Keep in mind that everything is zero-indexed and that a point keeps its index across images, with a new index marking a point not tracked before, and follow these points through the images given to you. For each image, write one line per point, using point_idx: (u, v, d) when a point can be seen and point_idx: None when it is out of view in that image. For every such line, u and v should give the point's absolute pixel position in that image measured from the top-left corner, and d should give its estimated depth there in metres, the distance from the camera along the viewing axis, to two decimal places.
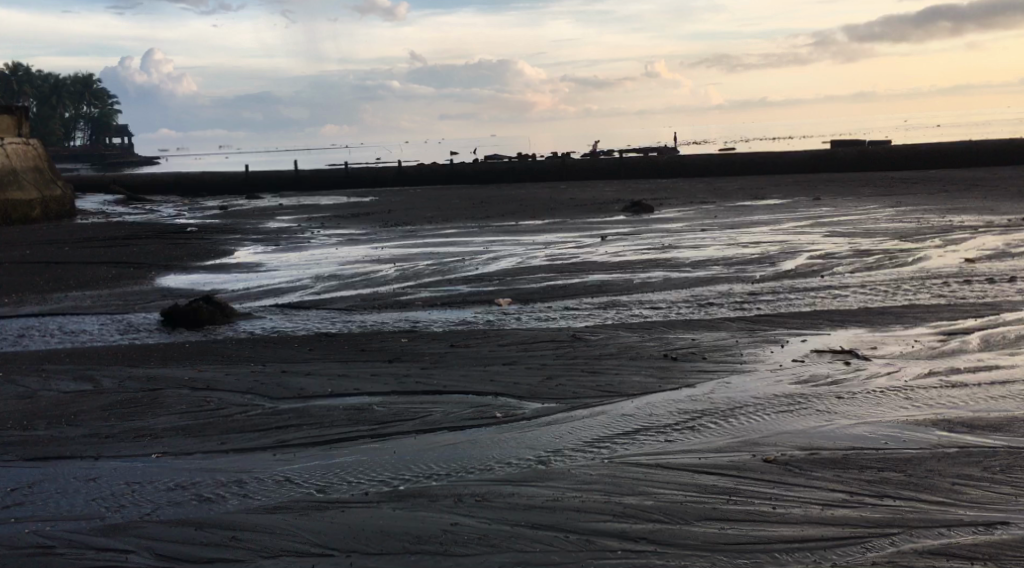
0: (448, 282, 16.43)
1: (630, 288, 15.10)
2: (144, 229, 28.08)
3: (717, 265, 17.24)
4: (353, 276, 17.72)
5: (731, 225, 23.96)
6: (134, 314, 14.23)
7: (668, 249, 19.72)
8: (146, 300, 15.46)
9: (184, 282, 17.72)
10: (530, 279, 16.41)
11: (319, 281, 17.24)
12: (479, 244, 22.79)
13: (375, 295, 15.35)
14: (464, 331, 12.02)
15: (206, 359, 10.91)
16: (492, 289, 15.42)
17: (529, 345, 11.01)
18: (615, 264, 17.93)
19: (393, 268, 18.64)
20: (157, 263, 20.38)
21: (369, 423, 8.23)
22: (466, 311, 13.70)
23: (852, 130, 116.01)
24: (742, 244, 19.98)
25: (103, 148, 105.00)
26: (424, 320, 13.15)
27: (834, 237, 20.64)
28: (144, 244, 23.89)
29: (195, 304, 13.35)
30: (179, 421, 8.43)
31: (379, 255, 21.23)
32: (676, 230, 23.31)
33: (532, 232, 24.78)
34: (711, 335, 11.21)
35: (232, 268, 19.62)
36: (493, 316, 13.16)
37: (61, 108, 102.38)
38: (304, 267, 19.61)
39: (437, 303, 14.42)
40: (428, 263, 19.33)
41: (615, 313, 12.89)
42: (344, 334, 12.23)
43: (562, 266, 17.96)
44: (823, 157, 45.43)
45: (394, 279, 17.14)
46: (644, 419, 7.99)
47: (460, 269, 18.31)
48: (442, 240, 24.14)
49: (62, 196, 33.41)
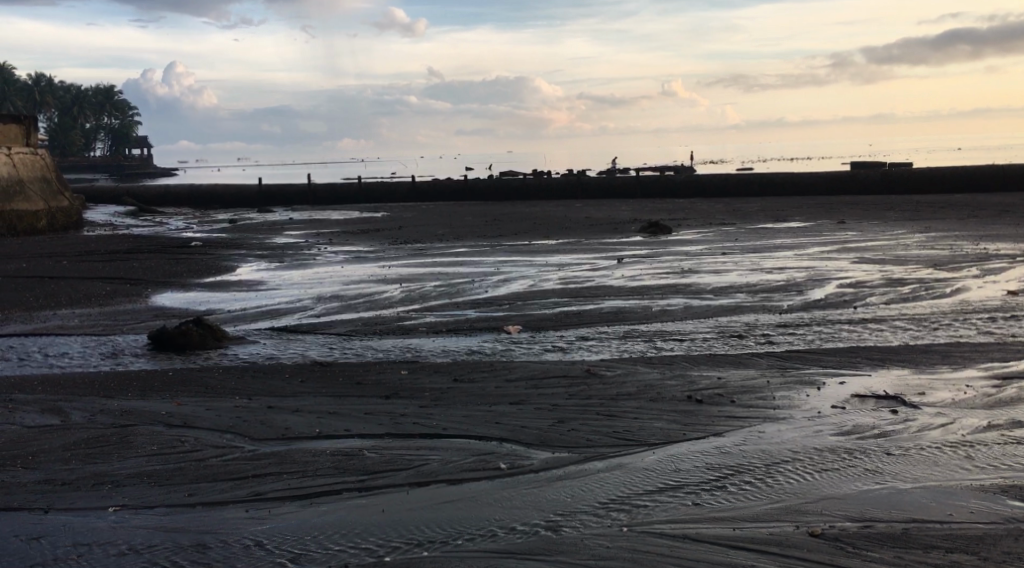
0: (456, 306, 15.55)
1: (650, 317, 14.18)
2: (148, 242, 27.26)
3: (741, 292, 16.32)
4: (357, 297, 16.87)
5: (754, 249, 23.03)
6: (120, 336, 13.38)
7: (688, 274, 18.81)
8: (135, 321, 14.59)
9: (179, 301, 16.88)
10: (543, 304, 15.54)
11: (321, 302, 16.38)
12: (490, 264, 21.93)
13: (378, 319, 14.48)
14: (468, 362, 11.10)
15: (187, 389, 10.02)
16: (501, 315, 14.55)
17: (539, 380, 10.08)
18: (634, 288, 17.02)
19: (399, 290, 17.78)
20: (156, 280, 19.54)
21: (358, 472, 7.32)
22: (473, 339, 12.81)
23: (871, 152, 115.11)
24: (766, 270, 19.06)
25: (119, 159, 104.77)
26: (427, 348, 12.25)
27: (863, 264, 19.72)
28: (145, 259, 23.09)
29: (185, 326, 12.51)
30: (146, 466, 7.55)
31: (386, 275, 20.36)
32: (695, 253, 22.41)
33: (546, 253, 23.91)
34: (739, 372, 10.27)
35: (231, 287, 18.78)
36: (502, 346, 12.25)
37: (81, 119, 102.32)
38: (306, 286, 18.77)
39: (442, 329, 13.53)
40: (437, 285, 18.46)
41: (633, 346, 11.96)
42: (340, 363, 11.33)
43: (577, 290, 17.07)
44: (845, 179, 44.48)
45: (400, 301, 16.28)
46: (669, 473, 7.09)
47: (470, 292, 17.43)
48: (453, 259, 23.28)
49: (69, 208, 32.64)
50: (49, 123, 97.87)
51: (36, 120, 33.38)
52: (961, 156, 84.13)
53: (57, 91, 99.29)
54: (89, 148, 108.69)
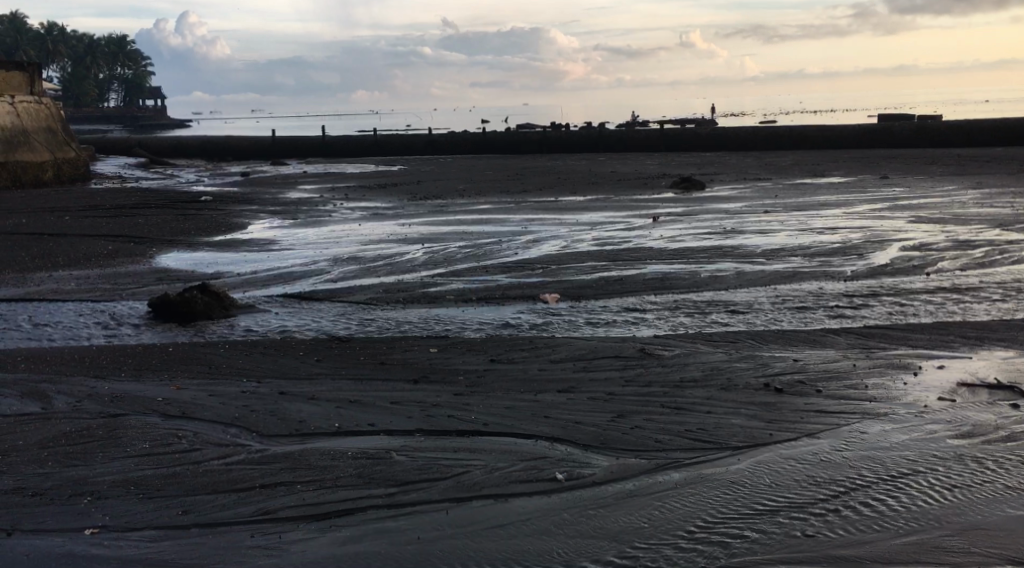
0: (485, 270, 14.29)
1: (701, 284, 12.87)
2: (156, 197, 26.00)
3: (795, 256, 14.95)
4: (376, 260, 15.61)
5: (798, 206, 21.58)
6: (118, 302, 12.16)
7: (732, 234, 17.42)
8: (137, 285, 13.36)
9: (185, 263, 15.66)
10: (579, 268, 14.22)
11: (337, 265, 15.11)
12: (517, 222, 20.62)
13: (400, 285, 13.20)
14: (503, 339, 9.86)
15: (188, 368, 8.80)
16: (535, 281, 13.24)
17: (588, 362, 8.84)
18: (676, 251, 15.70)
19: (422, 251, 16.51)
20: (162, 239, 18.29)
21: (385, 484, 6.08)
22: (507, 310, 11.53)
23: (894, 105, 112.65)
24: (816, 231, 17.66)
25: (132, 110, 103.38)
26: (457, 321, 11.00)
27: (919, 223, 18.26)
28: (152, 215, 21.84)
29: (189, 294, 11.28)
30: (134, 471, 6.34)
31: (407, 234, 19.09)
32: (735, 212, 21.01)
33: (574, 210, 22.55)
34: (818, 355, 8.97)
35: (242, 246, 17.54)
36: (540, 319, 10.98)
37: (95, 70, 100.77)
38: (322, 246, 17.49)
39: (472, 298, 12.24)
40: (461, 246, 17.17)
41: (688, 320, 10.68)
42: (360, 338, 10.08)
43: (614, 252, 15.73)
44: (879, 132, 42.68)
45: (423, 265, 14.98)
46: (765, 494, 5.86)
47: (498, 254, 16.16)
48: (477, 217, 21.99)
49: (77, 158, 31.38)
50: (64, 75, 96.67)
51: (40, 67, 32.06)
52: (991, 108, 81.61)
53: (71, 40, 97.80)
54: (103, 100, 107.25)
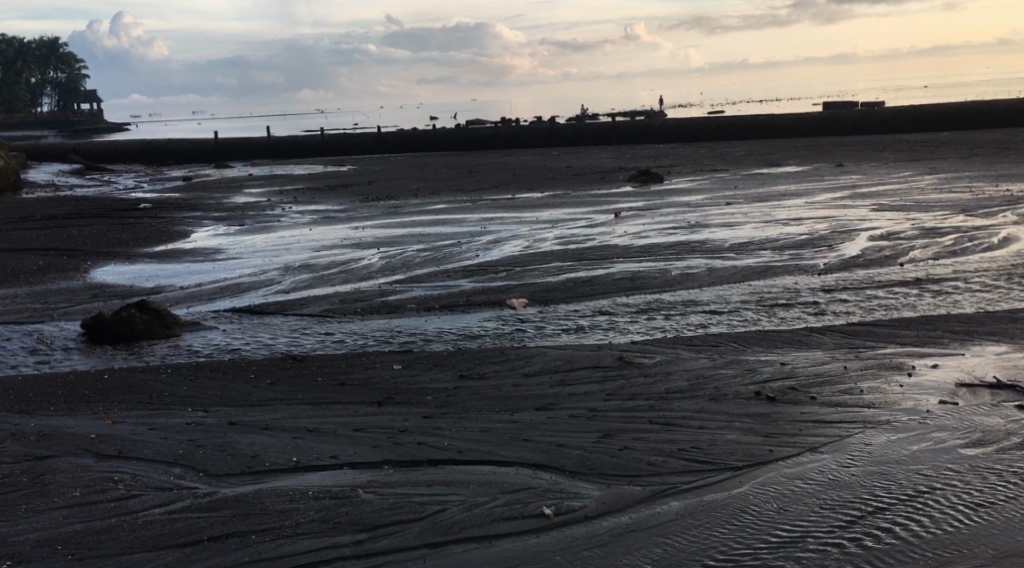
0: (445, 275, 13.65)
1: (671, 283, 12.35)
2: (95, 206, 24.99)
3: (764, 249, 14.49)
4: (329, 267, 14.90)
5: (759, 197, 21.19)
6: (52, 323, 11.36)
7: (696, 228, 16.95)
8: (74, 304, 12.55)
9: (126, 277, 14.83)
10: (543, 269, 13.64)
11: (288, 274, 14.38)
12: (474, 222, 19.99)
13: (357, 295, 12.51)
14: (471, 352, 9.23)
15: (127, 399, 8.09)
16: (499, 285, 12.62)
17: (566, 375, 8.24)
18: (641, 248, 15.18)
19: (377, 256, 15.82)
20: (101, 251, 17.40)
21: (351, 530, 5.47)
22: (472, 319, 10.90)
23: (838, 92, 113.53)
24: (782, 222, 17.24)
25: (73, 115, 101.10)
26: (421, 333, 10.35)
27: (884, 211, 17.93)
28: (92, 225, 20.91)
29: (129, 313, 10.54)
30: (62, 527, 5.70)
31: (361, 237, 18.37)
32: (696, 204, 20.56)
33: (532, 207, 21.97)
34: (806, 357, 8.45)
35: (188, 257, 16.73)
36: (509, 327, 10.35)
37: (33, 75, 98.29)
38: (272, 254, 16.72)
39: (433, 306, 11.60)
40: (418, 249, 16.50)
41: (663, 323, 10.14)
42: (316, 356, 9.40)
43: (578, 251, 15.17)
44: (830, 120, 42.61)
45: (379, 271, 14.29)
46: (774, 524, 5.33)
47: (457, 257, 15.52)
48: (432, 217, 21.33)
49: (7, 167, 30.09)
50: (1, 82, 94.23)
51: None
52: (933, 93, 82.45)
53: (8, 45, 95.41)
54: (43, 106, 104.75)
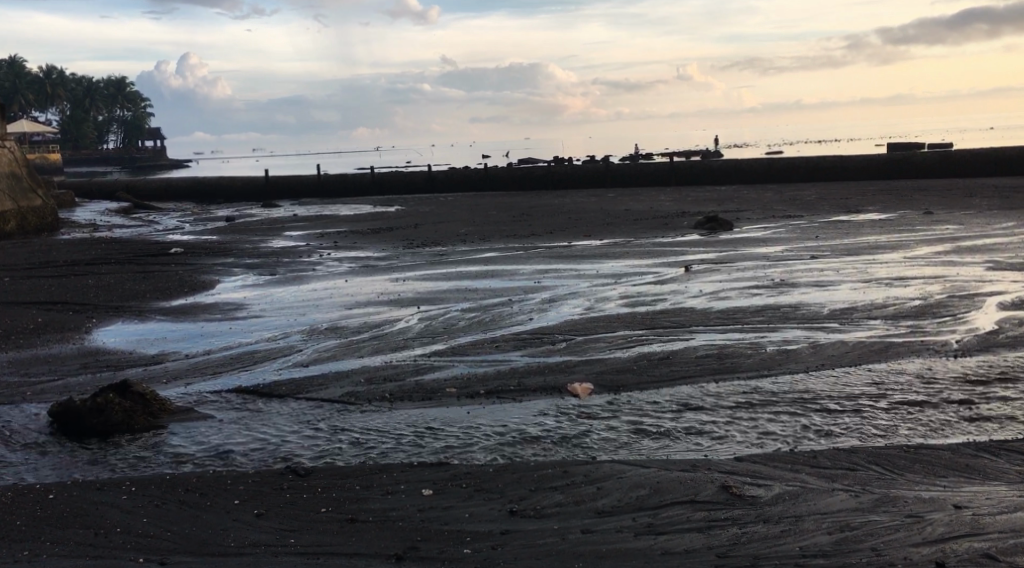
0: (494, 347, 11.55)
1: (768, 359, 10.10)
2: (122, 249, 23.31)
3: (873, 318, 12.17)
4: (360, 331, 12.90)
5: (848, 249, 18.83)
6: (17, 408, 9.49)
7: (782, 287, 14.64)
8: (54, 380, 10.66)
9: (125, 339, 12.98)
10: (610, 341, 11.49)
11: (311, 340, 12.37)
12: (527, 274, 17.92)
13: (388, 372, 10.44)
14: (522, 469, 6.97)
15: (62, 546, 6.12)
16: (559, 363, 10.44)
17: (656, 515, 6.00)
18: (725, 312, 12.94)
19: (415, 318, 13.78)
20: (111, 306, 15.57)
21: None
22: (525, 415, 8.65)
23: (901, 132, 110.05)
24: (883, 281, 14.91)
25: (130, 150, 101.40)
26: (460, 435, 8.10)
27: (1001, 271, 15.46)
28: (113, 273, 19.11)
29: (104, 398, 8.65)
30: None
31: (400, 292, 16.37)
32: (776, 256, 18.30)
33: (590, 257, 19.81)
34: (985, 497, 6.16)
35: (205, 313, 14.87)
36: (572, 428, 8.06)
37: (94, 111, 98.60)
38: (297, 312, 14.74)
39: (480, 392, 9.43)
40: (463, 308, 14.44)
41: (771, 423, 7.85)
42: (322, 468, 7.28)
43: (648, 315, 12.98)
44: (903, 162, 39.98)
45: (417, 340, 12.19)
46: None
47: (507, 320, 13.44)
48: (480, 267, 19.30)
49: (43, 206, 28.28)
50: (65, 118, 94.80)
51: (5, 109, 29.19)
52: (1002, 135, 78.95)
53: (71, 83, 96.10)
54: (103, 142, 105.16)
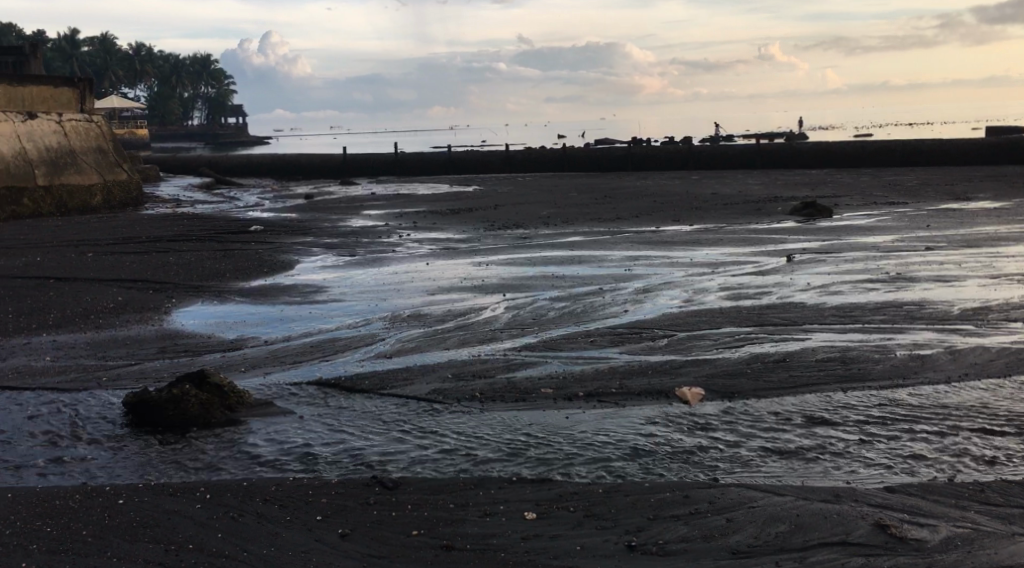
0: (590, 342, 10.74)
1: (896, 367, 9.13)
2: (203, 226, 23.02)
3: (1008, 320, 11.05)
4: (445, 320, 12.20)
5: (963, 241, 17.53)
6: (92, 395, 8.97)
7: (898, 282, 13.53)
8: (130, 365, 10.16)
9: (202, 322, 12.48)
10: (717, 339, 10.60)
11: (394, 329, 11.71)
12: (618, 261, 17.06)
13: (478, 368, 9.70)
14: (636, 490, 6.17)
15: None
16: (663, 363, 9.60)
17: (803, 560, 5.19)
18: (840, 309, 11.91)
19: (502, 307, 13.04)
20: (190, 285, 15.12)
21: None
22: (630, 423, 7.84)
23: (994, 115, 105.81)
24: (1010, 278, 13.69)
25: (213, 127, 102.66)
26: (560, 444, 7.32)
27: None
28: (195, 251, 18.74)
29: (181, 389, 8.08)
30: None
31: (484, 277, 15.65)
32: (885, 247, 17.11)
33: (682, 244, 18.85)
34: None
35: (285, 295, 14.33)
36: (686, 443, 7.23)
37: (180, 88, 99.82)
38: (379, 296, 14.13)
39: (578, 394, 8.63)
40: (553, 297, 13.65)
41: (917, 443, 6.93)
42: (413, 480, 6.56)
43: (755, 311, 12.03)
44: (1007, 147, 37.93)
45: (505, 332, 11.43)
46: None
47: (601, 311, 12.60)
48: (566, 252, 18.47)
49: (129, 180, 28.04)
50: (151, 95, 96.24)
51: (93, 85, 29.00)
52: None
53: (158, 61, 97.51)
54: (188, 119, 106.68)
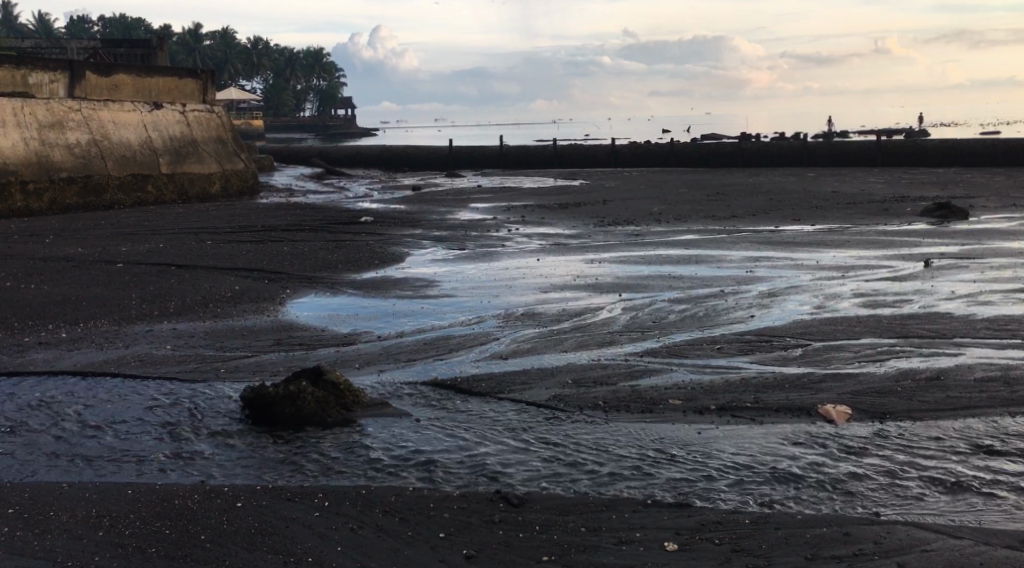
0: (719, 349, 10.10)
1: None
2: (314, 216, 23.02)
3: None
4: (561, 320, 11.71)
5: None
6: (207, 386, 8.72)
7: None
8: (244, 357, 9.93)
9: (315, 314, 12.24)
10: (856, 352, 9.85)
11: (509, 328, 11.28)
12: (739, 262, 16.31)
13: (601, 373, 9.17)
14: (789, 524, 5.72)
15: None
16: (800, 377, 8.93)
17: None
18: (990, 322, 11.00)
19: (619, 308, 12.48)
20: (303, 276, 14.95)
21: None
22: (769, 442, 7.24)
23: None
24: None
25: (323, 118, 104.29)
26: (696, 463, 6.78)
27: None
28: (307, 241, 18.64)
29: (297, 386, 7.74)
30: None
31: (599, 276, 15.10)
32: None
33: (805, 245, 17.97)
34: None
35: (395, 289, 14.03)
36: (835, 468, 6.64)
37: (292, 79, 101.56)
38: (492, 293, 13.73)
39: (709, 407, 8.05)
40: (673, 299, 13.03)
41: None
42: (539, 497, 6.10)
43: (895, 321, 11.21)
44: None
45: (625, 335, 10.87)
46: None
47: (726, 316, 11.92)
48: (682, 251, 17.79)
49: (247, 170, 28.16)
50: (264, 86, 98.15)
51: (214, 76, 29.31)
52: None
53: (272, 52, 99.36)
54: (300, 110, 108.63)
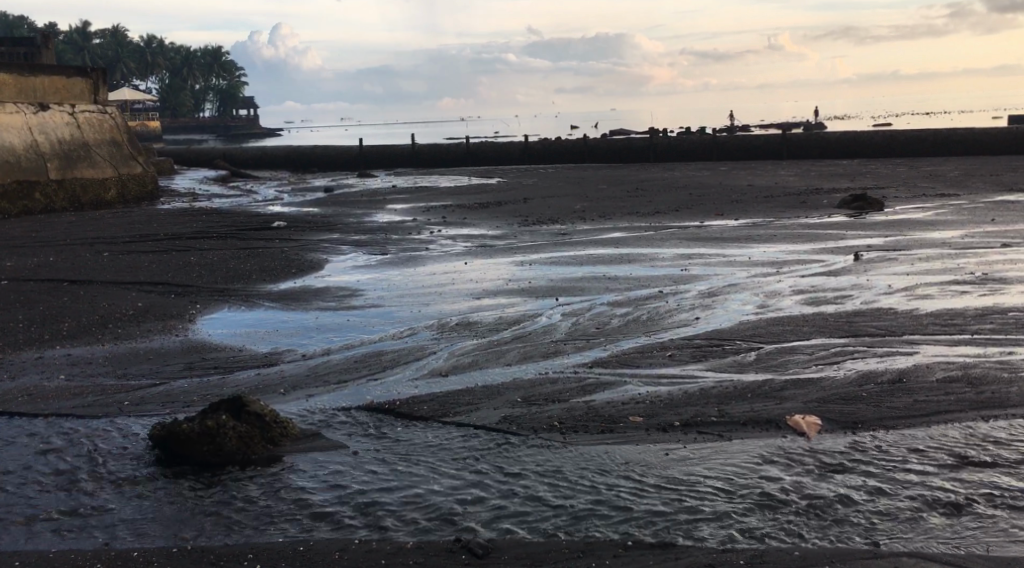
0: (669, 357, 9.53)
1: None
2: (222, 222, 21.88)
3: None
4: (498, 329, 11.03)
5: None
6: (112, 423, 7.80)
7: (990, 285, 12.27)
8: (153, 385, 8.99)
9: (229, 332, 11.31)
10: (814, 354, 9.39)
11: (444, 340, 10.55)
12: (671, 259, 15.86)
13: (549, 388, 8.52)
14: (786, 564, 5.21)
15: None
16: (761, 384, 8.41)
17: None
18: (940, 317, 10.67)
19: (557, 313, 11.84)
20: (213, 289, 13.95)
21: None
22: (744, 459, 6.72)
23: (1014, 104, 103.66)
24: None
25: (225, 119, 101.43)
26: (668, 491, 6.15)
27: None
28: (216, 250, 17.59)
29: (215, 421, 6.91)
30: None
31: (529, 279, 14.45)
32: (957, 243, 15.83)
33: (734, 240, 17.61)
34: None
35: (316, 300, 13.16)
36: (821, 487, 6.14)
37: (191, 79, 98.45)
38: (420, 301, 12.98)
39: (672, 424, 7.46)
40: (610, 303, 12.45)
41: None
42: (505, 545, 5.48)
43: (844, 319, 10.81)
44: None
45: (568, 344, 10.24)
46: None
47: (669, 319, 11.38)
48: (611, 250, 17.26)
49: (144, 173, 26.79)
50: (160, 86, 94.99)
51: (106, 74, 27.79)
52: None
53: (169, 51, 96.15)
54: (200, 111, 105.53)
